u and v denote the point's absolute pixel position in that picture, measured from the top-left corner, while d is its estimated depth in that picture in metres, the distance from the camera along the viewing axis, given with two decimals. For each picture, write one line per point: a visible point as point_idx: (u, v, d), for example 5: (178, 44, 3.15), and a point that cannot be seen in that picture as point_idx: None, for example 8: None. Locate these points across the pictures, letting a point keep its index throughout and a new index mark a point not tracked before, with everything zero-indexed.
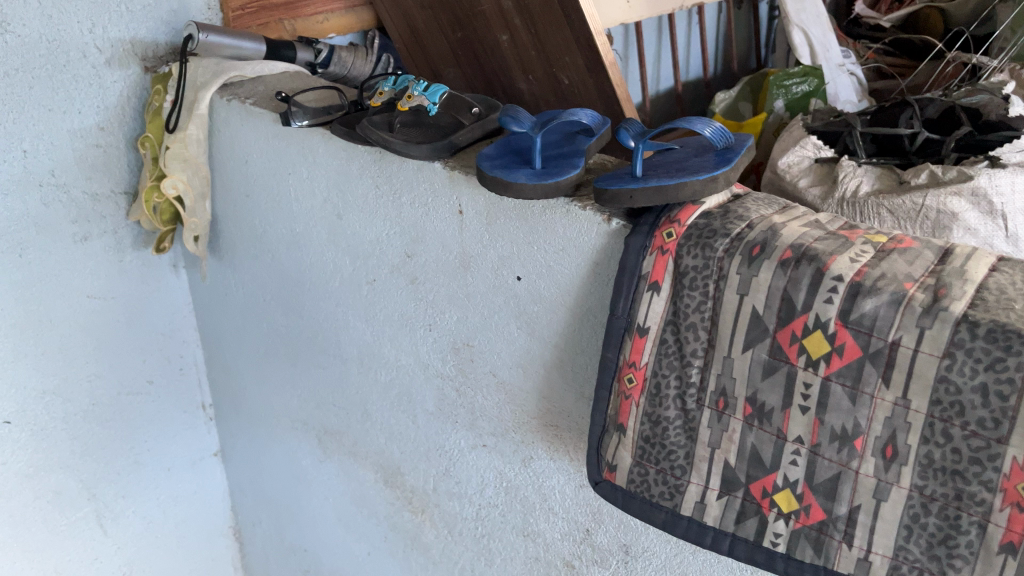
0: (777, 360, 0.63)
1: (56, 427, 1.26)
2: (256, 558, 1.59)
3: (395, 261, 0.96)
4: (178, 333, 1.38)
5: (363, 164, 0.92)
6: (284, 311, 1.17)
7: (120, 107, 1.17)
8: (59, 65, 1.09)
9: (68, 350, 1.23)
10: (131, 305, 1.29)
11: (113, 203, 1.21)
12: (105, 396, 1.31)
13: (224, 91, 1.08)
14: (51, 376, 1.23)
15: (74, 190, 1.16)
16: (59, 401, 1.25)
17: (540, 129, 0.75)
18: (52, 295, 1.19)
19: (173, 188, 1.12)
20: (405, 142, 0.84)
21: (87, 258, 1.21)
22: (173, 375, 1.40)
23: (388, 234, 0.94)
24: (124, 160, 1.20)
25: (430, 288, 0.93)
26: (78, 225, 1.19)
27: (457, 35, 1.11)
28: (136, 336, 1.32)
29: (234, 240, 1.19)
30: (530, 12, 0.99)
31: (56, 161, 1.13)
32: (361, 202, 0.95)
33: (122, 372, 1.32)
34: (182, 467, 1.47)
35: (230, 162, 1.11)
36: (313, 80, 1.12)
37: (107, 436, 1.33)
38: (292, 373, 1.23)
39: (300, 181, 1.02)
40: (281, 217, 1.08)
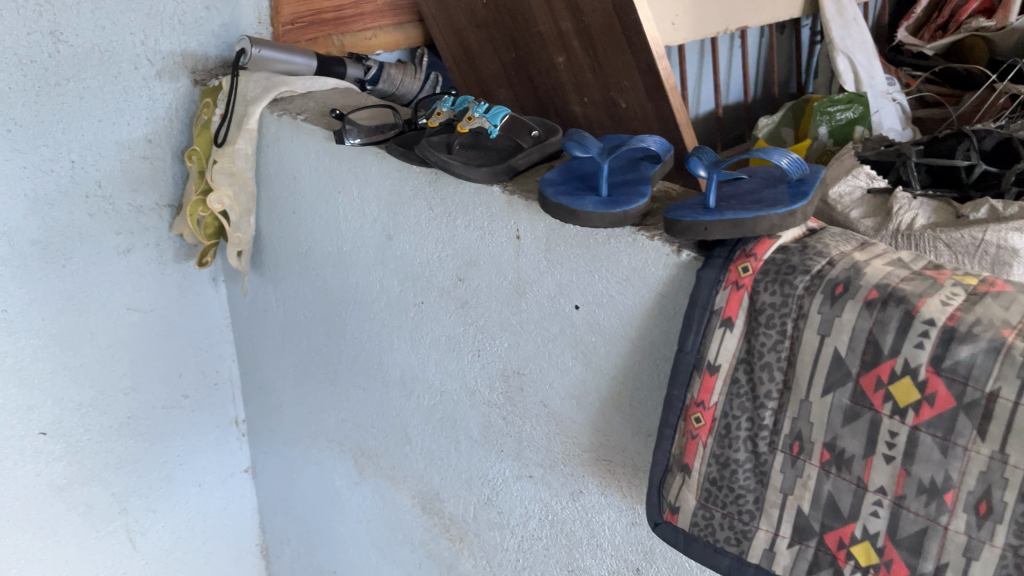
0: (859, 406, 0.60)
1: (91, 440, 1.24)
2: None
3: (445, 285, 0.93)
4: (215, 348, 1.36)
5: (419, 185, 0.90)
6: (326, 330, 1.15)
7: (168, 120, 1.16)
8: (109, 77, 1.08)
9: (105, 362, 1.22)
10: (170, 319, 1.28)
11: (157, 216, 1.20)
12: (141, 410, 1.29)
13: (274, 107, 1.06)
14: (89, 388, 1.22)
15: (119, 202, 1.15)
16: (96, 413, 1.24)
17: (608, 155, 0.73)
18: (93, 306, 1.18)
19: (218, 203, 1.10)
20: (464, 164, 0.81)
21: (129, 271, 1.20)
22: (208, 391, 1.38)
23: (440, 257, 0.92)
24: (169, 173, 1.19)
25: (480, 314, 0.91)
26: (122, 237, 1.17)
27: (511, 55, 1.09)
28: (174, 350, 1.30)
29: (278, 256, 1.17)
30: (589, 33, 0.97)
31: (102, 172, 1.12)
32: (413, 224, 0.93)
33: (157, 387, 1.30)
34: (213, 484, 1.45)
35: (279, 178, 1.09)
36: (363, 97, 1.10)
37: (141, 450, 1.31)
38: (330, 394, 1.21)
39: (351, 200, 1.00)
40: (329, 236, 1.07)
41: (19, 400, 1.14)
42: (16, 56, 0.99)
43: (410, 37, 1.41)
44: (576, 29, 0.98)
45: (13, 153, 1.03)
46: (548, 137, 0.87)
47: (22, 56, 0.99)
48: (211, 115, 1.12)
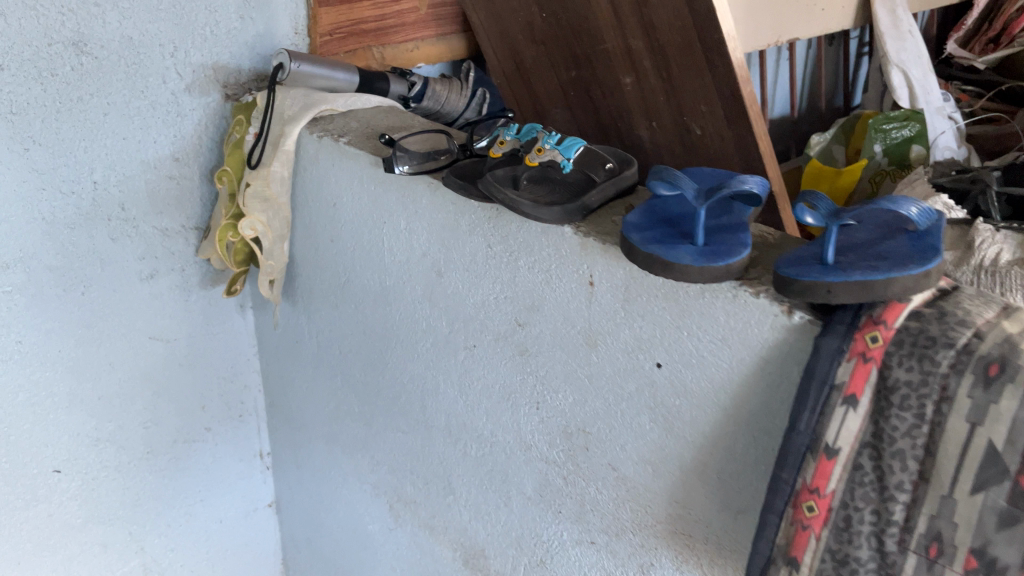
0: (1020, 510, 0.50)
1: (108, 477, 1.16)
2: None
3: (502, 329, 0.84)
4: (240, 378, 1.27)
5: (477, 220, 0.81)
6: (363, 367, 1.06)
7: (197, 137, 1.08)
8: (136, 91, 1.00)
9: (124, 394, 1.14)
10: (194, 348, 1.19)
11: (183, 239, 1.12)
12: (161, 444, 1.21)
13: (314, 126, 0.98)
14: (107, 422, 1.13)
15: (143, 225, 1.07)
16: (114, 449, 1.15)
17: (707, 200, 0.64)
18: (113, 336, 1.10)
19: (250, 229, 1.01)
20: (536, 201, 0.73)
21: (152, 297, 1.12)
22: (232, 423, 1.29)
23: (497, 298, 0.83)
24: (197, 194, 1.11)
25: (542, 364, 0.82)
26: (146, 262, 1.09)
27: (570, 73, 1.00)
28: (198, 381, 1.22)
29: (313, 286, 1.08)
30: (663, 52, 0.88)
31: (126, 193, 1.04)
32: (468, 260, 0.85)
33: (180, 419, 1.21)
34: (235, 519, 1.36)
35: (317, 203, 1.01)
36: (410, 116, 1.02)
37: (160, 486, 1.23)
38: (365, 434, 1.12)
39: (397, 231, 0.92)
40: (371, 269, 0.98)
41: (33, 436, 1.06)
42: (36, 68, 0.90)
43: (455, 50, 1.33)
44: (649, 47, 0.89)
45: (31, 173, 0.94)
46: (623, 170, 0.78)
47: (42, 69, 0.91)
48: (245, 134, 1.03)
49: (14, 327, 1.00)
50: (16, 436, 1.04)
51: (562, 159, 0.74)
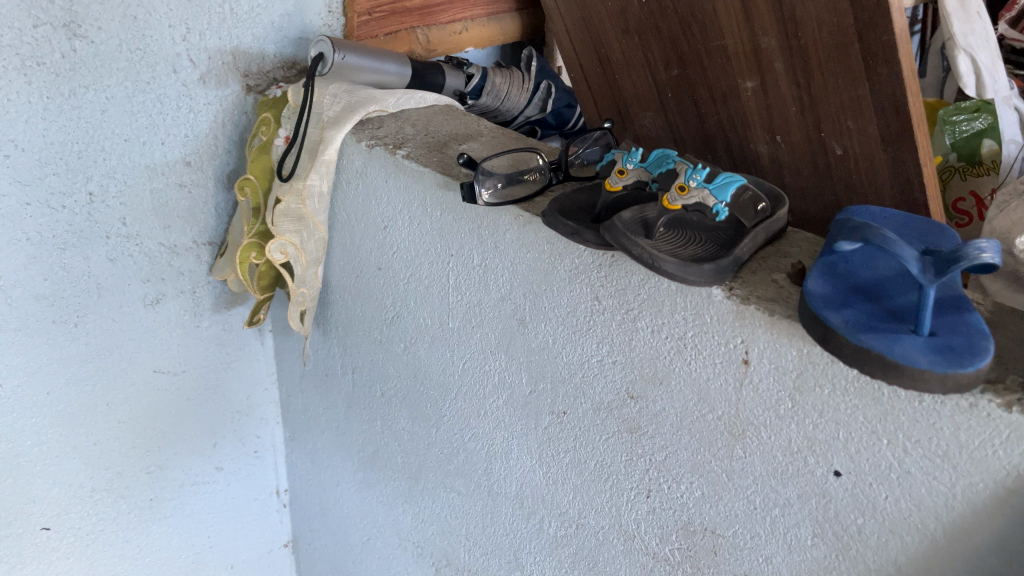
0: None
1: (105, 531, 0.99)
2: None
3: (606, 398, 0.68)
4: (258, 411, 1.09)
5: (585, 268, 0.64)
6: (411, 415, 0.89)
7: (212, 137, 0.90)
8: (141, 82, 0.82)
9: (124, 437, 0.96)
10: (207, 380, 1.02)
11: (194, 257, 0.94)
12: (166, 489, 1.03)
13: (360, 131, 0.80)
14: (104, 469, 0.96)
15: (148, 242, 0.89)
16: (112, 499, 0.98)
17: (940, 276, 0.47)
18: (112, 372, 0.92)
19: (280, 253, 0.84)
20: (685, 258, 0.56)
21: (158, 325, 0.94)
22: (246, 461, 1.11)
23: (603, 362, 0.67)
24: (211, 204, 0.93)
25: (662, 447, 0.65)
26: (151, 285, 0.91)
27: (671, 73, 0.83)
28: (209, 416, 1.04)
29: (351, 317, 0.91)
30: (803, 54, 0.71)
31: (128, 205, 0.86)
32: (565, 312, 0.68)
33: (188, 461, 1.04)
34: (247, 566, 1.17)
35: (362, 224, 0.83)
36: (474, 119, 0.84)
37: (165, 537, 1.05)
38: (408, 488, 0.94)
39: (469, 266, 0.74)
40: (428, 305, 0.81)
41: (15, 492, 0.89)
42: (18, 56, 0.72)
43: (506, 31, 1.15)
44: (784, 47, 0.72)
45: (11, 185, 0.76)
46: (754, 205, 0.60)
47: (26, 56, 0.72)
48: (273, 137, 0.85)
49: None
50: None
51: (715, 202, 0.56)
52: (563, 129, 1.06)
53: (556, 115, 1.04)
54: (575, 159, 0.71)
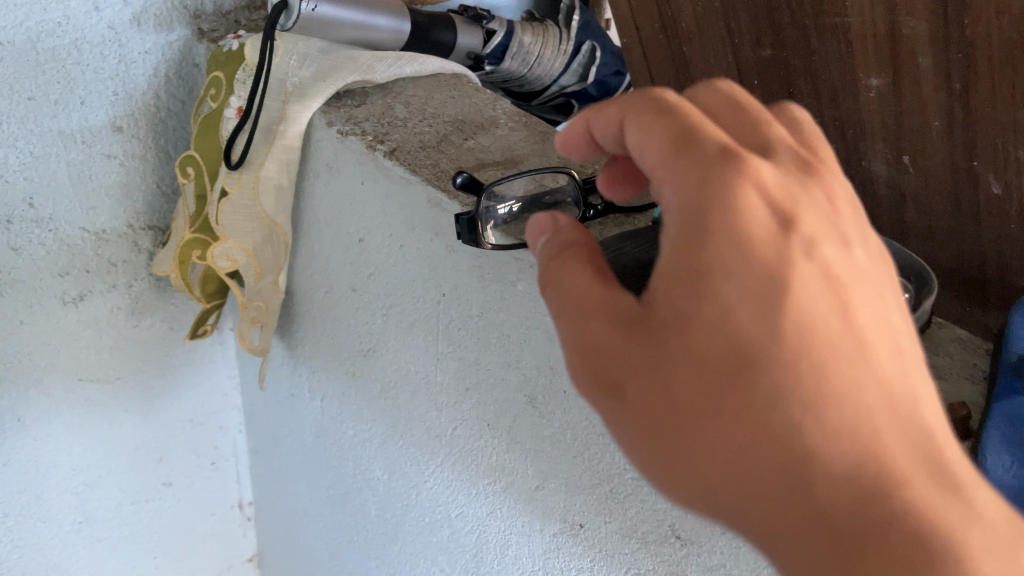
0: None
1: (23, 560, 0.82)
2: None
3: (640, 528, 0.49)
4: (215, 419, 0.92)
5: None
6: (387, 467, 0.71)
7: (151, 97, 0.69)
8: (47, 23, 0.60)
9: (42, 455, 0.79)
10: (151, 386, 0.84)
11: (131, 245, 0.75)
12: (100, 509, 0.86)
13: (333, 109, 0.60)
14: (18, 493, 0.79)
15: (65, 227, 0.70)
16: (33, 522, 0.81)
17: None
18: (24, 382, 0.74)
19: (225, 260, 0.64)
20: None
21: (82, 327, 0.75)
22: (200, 473, 0.94)
23: (641, 484, 0.47)
24: (152, 180, 0.73)
25: None
26: (72, 280, 0.72)
27: (765, 54, 0.60)
28: (155, 426, 0.87)
29: (320, 337, 0.72)
30: (959, 47, 0.46)
31: (36, 182, 0.66)
32: (591, 406, 0.48)
33: (127, 477, 0.87)
34: None
35: (332, 230, 0.64)
36: (488, 99, 0.63)
37: (100, 560, 0.89)
38: (383, 546, 0.77)
39: (465, 314, 0.55)
40: (412, 347, 0.61)
41: None
42: None
43: None
44: (937, 35, 0.47)
45: None
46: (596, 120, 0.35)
47: None
48: (223, 106, 0.64)
49: None
50: None
51: None
52: None
53: (599, 85, 0.83)
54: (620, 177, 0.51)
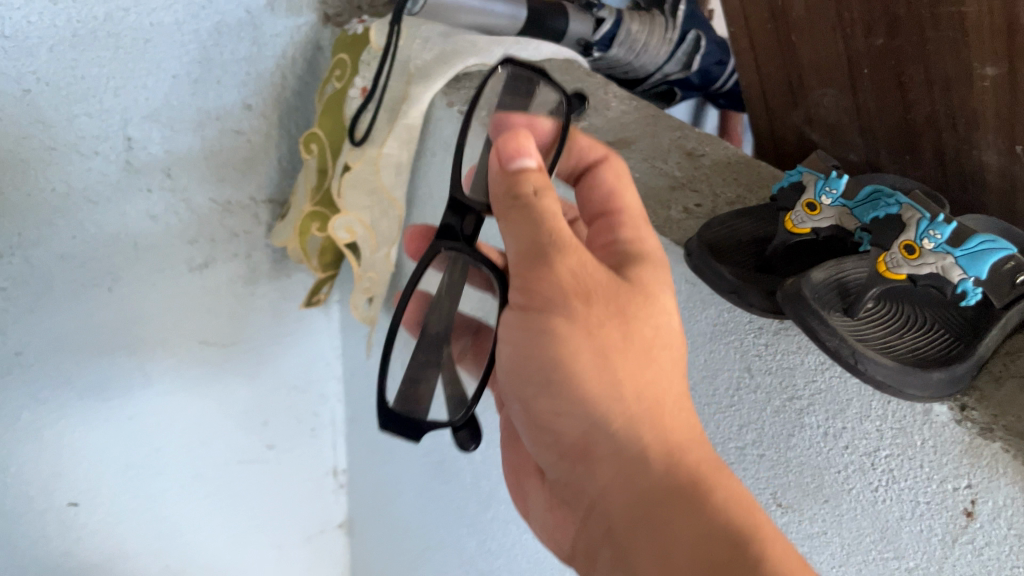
0: None
1: (139, 508, 0.88)
2: None
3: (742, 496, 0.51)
4: (316, 388, 0.97)
5: (736, 326, 0.47)
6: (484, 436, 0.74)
7: (278, 77, 0.74)
8: (193, 6, 0.65)
9: (165, 411, 0.84)
10: (261, 352, 0.89)
11: (252, 216, 0.80)
12: (209, 467, 0.92)
13: (453, 91, 0.63)
14: (140, 445, 0.84)
15: (196, 197, 0.75)
16: (152, 474, 0.87)
17: None
18: (151, 341, 0.79)
19: (345, 231, 0.69)
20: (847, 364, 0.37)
21: (205, 293, 0.80)
22: (301, 438, 0.99)
23: (743, 451, 0.49)
24: (273, 156, 0.78)
25: None
26: (199, 248, 0.77)
27: (877, 43, 0.60)
28: (263, 391, 0.92)
29: None
30: None
31: (174, 154, 0.72)
32: (696, 375, 0.50)
33: (236, 438, 0.92)
34: (297, 546, 1.06)
35: (447, 205, 0.68)
36: (599, 83, 0.65)
37: (206, 516, 0.94)
38: (474, 513, 0.80)
39: None
40: None
41: (38, 467, 0.78)
42: None
43: None
44: None
45: (34, 125, 0.63)
46: (592, 150, 0.47)
47: None
48: (348, 86, 0.67)
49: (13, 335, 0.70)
50: (19, 468, 0.77)
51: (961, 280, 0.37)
52: (706, 89, 0.88)
53: (702, 74, 0.84)
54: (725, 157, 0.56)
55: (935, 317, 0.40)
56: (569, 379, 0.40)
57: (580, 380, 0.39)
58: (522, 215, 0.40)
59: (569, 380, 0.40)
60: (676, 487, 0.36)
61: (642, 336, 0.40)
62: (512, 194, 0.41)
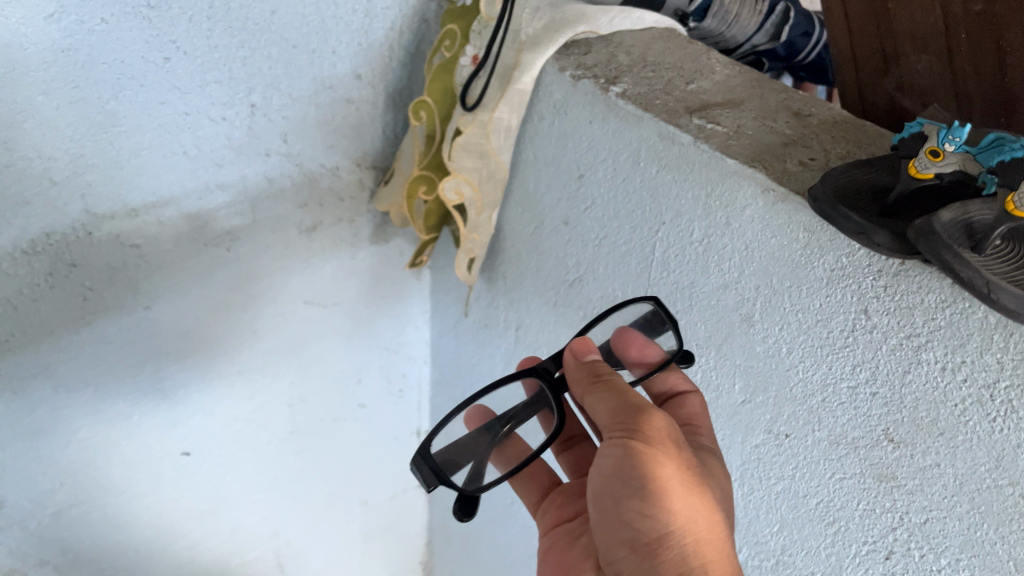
0: None
1: (243, 460, 0.94)
2: None
3: (850, 433, 0.54)
4: (405, 350, 1.03)
5: (855, 270, 0.49)
6: None
7: (387, 48, 0.77)
8: None
9: (271, 369, 0.90)
10: (358, 314, 0.94)
11: (356, 181, 0.85)
12: (306, 423, 0.97)
13: (564, 57, 0.67)
14: (247, 399, 0.90)
15: (308, 162, 0.80)
16: (255, 428, 0.93)
17: None
18: (262, 300, 0.85)
19: (454, 193, 0.71)
20: (980, 294, 0.41)
21: (312, 256, 0.86)
22: (390, 399, 1.04)
23: (856, 390, 0.52)
24: (378, 124, 0.82)
25: (922, 508, 0.51)
26: (308, 211, 0.83)
27: (977, 8, 0.63)
28: (358, 352, 0.97)
29: (524, 269, 0.80)
30: None
31: (291, 120, 0.76)
32: (808, 319, 0.54)
33: (331, 396, 0.97)
34: (381, 501, 1.12)
35: (552, 167, 0.71)
36: (702, 51, 0.68)
37: (301, 468, 1.00)
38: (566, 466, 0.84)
39: (685, 240, 0.61)
40: (623, 274, 0.68)
41: (157, 416, 0.84)
42: None
43: None
44: None
45: (171, 92, 0.68)
46: (679, 381, 0.60)
47: None
48: (459, 54, 0.71)
49: (143, 289, 0.76)
50: (141, 416, 0.82)
51: None
52: (790, 61, 0.89)
53: (787, 45, 0.86)
54: (832, 120, 0.59)
55: None
56: (662, 499, 0.46)
57: (668, 501, 0.46)
58: (611, 387, 0.52)
59: (660, 498, 0.46)
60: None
61: (708, 497, 0.48)
62: (597, 375, 0.54)
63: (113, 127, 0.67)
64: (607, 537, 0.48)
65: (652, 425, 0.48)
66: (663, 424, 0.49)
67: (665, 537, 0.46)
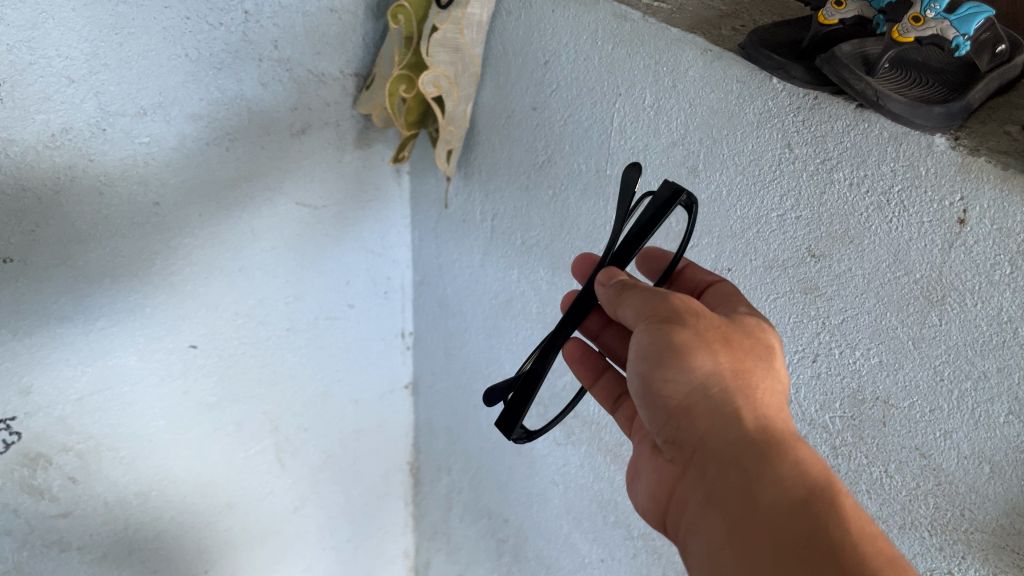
0: None
1: (246, 354, 1.02)
2: (429, 517, 1.32)
3: (779, 257, 0.64)
4: (388, 252, 1.14)
5: (779, 111, 0.60)
6: (552, 264, 0.87)
7: None
8: None
9: (265, 265, 0.99)
10: (342, 215, 1.05)
11: (340, 87, 0.94)
12: (302, 320, 1.07)
13: None
14: (246, 294, 0.98)
15: (297, 68, 0.89)
16: (253, 323, 1.01)
17: None
18: (257, 198, 0.94)
19: (433, 86, 0.80)
20: (872, 104, 0.53)
21: (302, 155, 0.96)
22: (375, 300, 1.16)
23: (784, 217, 0.62)
24: (359, 33, 0.92)
25: (841, 310, 0.61)
26: (298, 114, 0.92)
27: None
28: (345, 252, 1.08)
29: (498, 158, 0.90)
30: None
31: (281, 27, 0.84)
32: (739, 162, 0.64)
33: (323, 294, 1.08)
34: (371, 399, 1.23)
35: (521, 58, 0.81)
36: None
37: (297, 364, 1.09)
38: (540, 338, 0.94)
39: (638, 107, 0.70)
40: (585, 148, 0.77)
41: (165, 309, 0.91)
42: None
43: None
44: None
45: None
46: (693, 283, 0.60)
47: None
48: None
49: (152, 185, 0.83)
50: (151, 308, 0.89)
51: (954, 36, 0.53)
52: None
53: None
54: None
55: (934, 80, 0.55)
56: (682, 359, 0.45)
57: (691, 359, 0.45)
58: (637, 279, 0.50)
59: (679, 359, 0.45)
60: (768, 442, 0.42)
61: (742, 348, 0.47)
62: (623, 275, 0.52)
63: (124, 28, 0.73)
64: (655, 418, 0.48)
65: (668, 304, 0.48)
66: (678, 302, 0.48)
67: (695, 394, 0.45)
